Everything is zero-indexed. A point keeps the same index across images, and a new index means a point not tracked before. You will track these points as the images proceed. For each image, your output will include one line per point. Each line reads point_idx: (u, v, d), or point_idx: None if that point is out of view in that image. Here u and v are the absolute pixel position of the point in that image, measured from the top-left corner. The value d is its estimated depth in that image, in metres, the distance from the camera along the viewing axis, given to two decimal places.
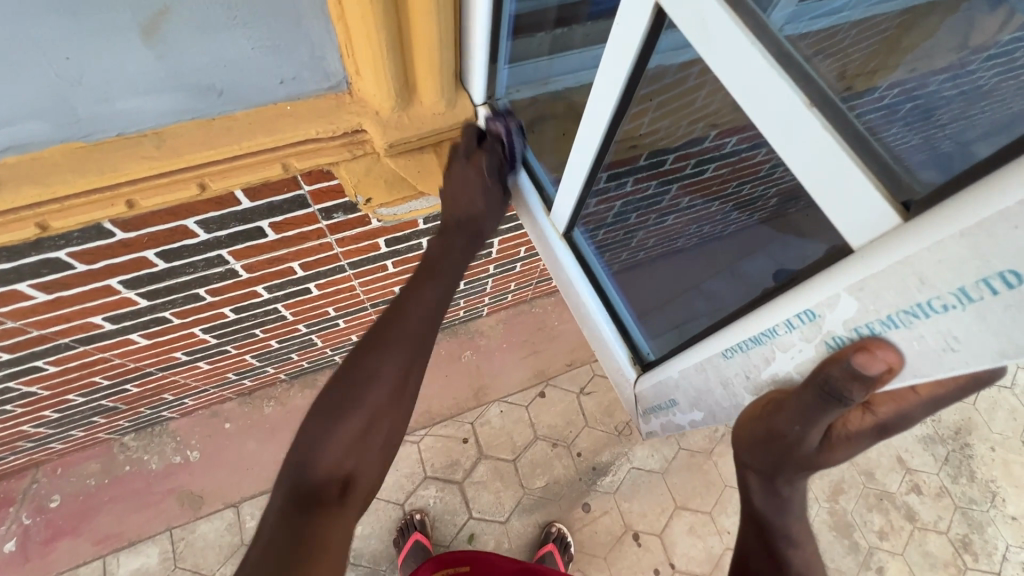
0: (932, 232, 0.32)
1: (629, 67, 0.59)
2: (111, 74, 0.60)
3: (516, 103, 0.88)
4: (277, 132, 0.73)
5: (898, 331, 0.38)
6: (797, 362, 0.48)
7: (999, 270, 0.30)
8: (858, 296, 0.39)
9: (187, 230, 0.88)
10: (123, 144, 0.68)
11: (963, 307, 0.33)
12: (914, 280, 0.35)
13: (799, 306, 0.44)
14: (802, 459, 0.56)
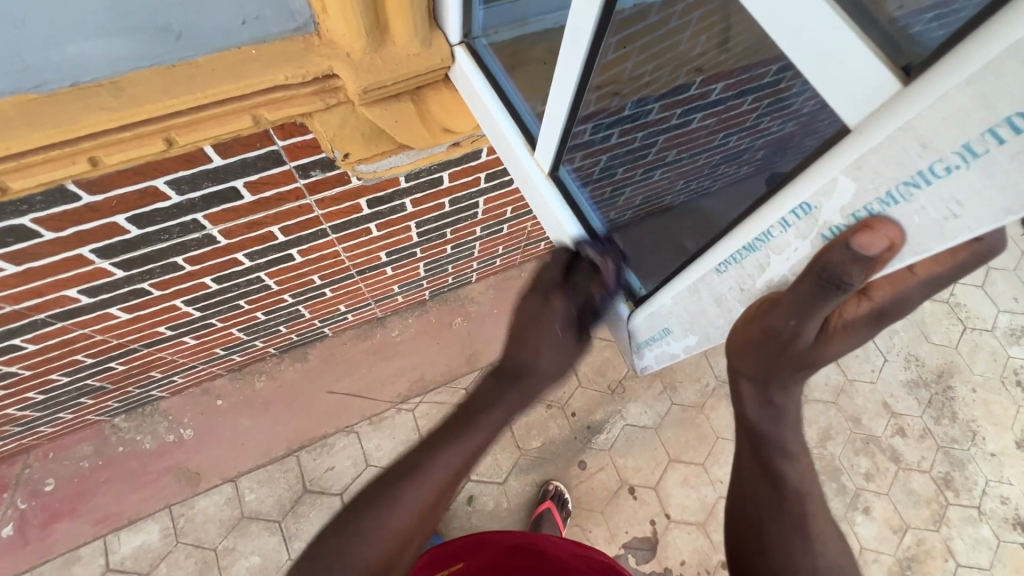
0: (934, 89, 0.31)
1: (598, 6, 0.55)
2: (58, 15, 0.56)
3: (495, 46, 0.83)
4: (243, 79, 0.69)
5: (897, 207, 0.37)
6: (794, 262, 0.48)
7: (1005, 116, 0.29)
8: (854, 176, 0.38)
9: (157, 191, 0.84)
10: (79, 96, 0.65)
11: (968, 166, 0.32)
12: (916, 144, 0.33)
13: (795, 201, 0.43)
14: (798, 357, 0.56)
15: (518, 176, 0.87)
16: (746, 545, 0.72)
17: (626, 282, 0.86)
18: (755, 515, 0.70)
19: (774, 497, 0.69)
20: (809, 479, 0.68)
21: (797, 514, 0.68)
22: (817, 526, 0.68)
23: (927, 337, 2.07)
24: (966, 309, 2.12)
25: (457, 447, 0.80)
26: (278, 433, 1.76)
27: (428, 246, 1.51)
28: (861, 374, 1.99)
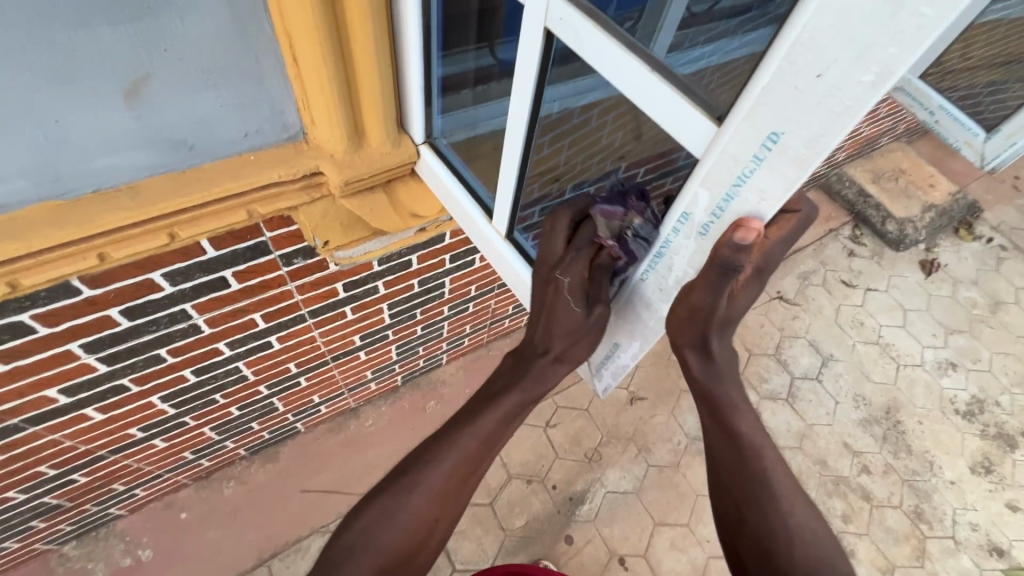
0: (730, 123, 0.47)
1: (528, 108, 0.72)
2: (96, 137, 0.70)
3: (454, 145, 0.99)
4: (243, 178, 0.83)
5: (735, 203, 0.52)
6: (689, 258, 0.61)
7: (767, 134, 0.44)
8: (706, 187, 0.53)
9: (153, 283, 0.93)
10: (100, 199, 0.76)
11: (761, 165, 0.47)
12: (731, 160, 0.49)
13: (678, 212, 0.59)
14: (722, 318, 0.67)
15: (481, 241, 1.02)
16: (727, 514, 0.78)
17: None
18: (725, 475, 0.77)
19: (737, 455, 0.76)
20: (760, 434, 0.77)
21: (760, 471, 0.75)
22: (778, 480, 0.76)
23: (869, 377, 2.24)
24: (896, 348, 2.33)
25: (480, 433, 0.76)
26: (248, 542, 1.66)
27: (400, 328, 1.60)
28: (818, 417, 2.11)
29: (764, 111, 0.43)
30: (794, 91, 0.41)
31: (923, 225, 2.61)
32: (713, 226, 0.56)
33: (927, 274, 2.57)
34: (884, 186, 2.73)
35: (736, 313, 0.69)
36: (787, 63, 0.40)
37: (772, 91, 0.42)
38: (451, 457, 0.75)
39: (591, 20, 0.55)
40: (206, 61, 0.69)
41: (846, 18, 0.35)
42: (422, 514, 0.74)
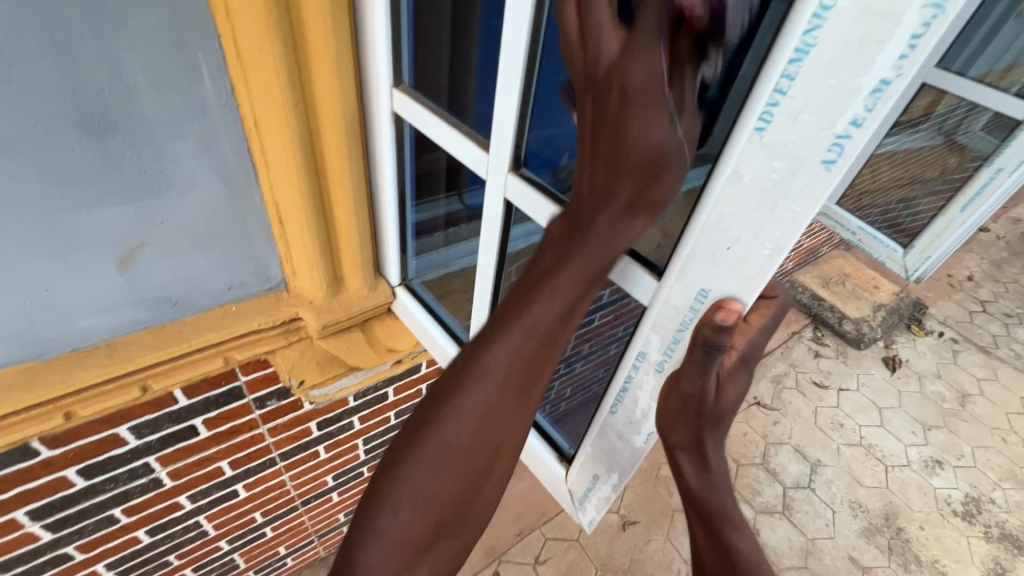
0: (668, 279, 0.53)
1: (495, 252, 0.78)
2: (82, 301, 0.73)
3: (427, 283, 1.04)
4: (222, 328, 0.86)
5: (682, 342, 0.57)
6: (652, 391, 0.64)
7: (697, 291, 0.51)
8: (656, 331, 0.59)
9: (117, 437, 0.90)
10: (76, 358, 0.77)
11: (697, 313, 0.53)
12: (671, 310, 0.55)
13: (634, 351, 0.64)
14: (713, 414, 0.61)
15: None
16: None
17: (555, 444, 0.96)
18: None
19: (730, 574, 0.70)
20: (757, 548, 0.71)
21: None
22: None
23: (860, 481, 2.20)
24: (880, 448, 2.32)
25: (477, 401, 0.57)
26: None
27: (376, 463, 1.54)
28: (818, 530, 2.02)
29: (692, 272, 0.51)
30: (711, 257, 0.48)
31: (877, 324, 2.76)
32: (668, 363, 0.60)
33: (892, 370, 2.66)
34: (833, 289, 2.92)
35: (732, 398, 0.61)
36: (702, 237, 0.47)
37: (695, 255, 0.49)
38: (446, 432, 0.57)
39: (545, 196, 0.64)
40: (197, 229, 0.76)
41: (739, 205, 0.43)
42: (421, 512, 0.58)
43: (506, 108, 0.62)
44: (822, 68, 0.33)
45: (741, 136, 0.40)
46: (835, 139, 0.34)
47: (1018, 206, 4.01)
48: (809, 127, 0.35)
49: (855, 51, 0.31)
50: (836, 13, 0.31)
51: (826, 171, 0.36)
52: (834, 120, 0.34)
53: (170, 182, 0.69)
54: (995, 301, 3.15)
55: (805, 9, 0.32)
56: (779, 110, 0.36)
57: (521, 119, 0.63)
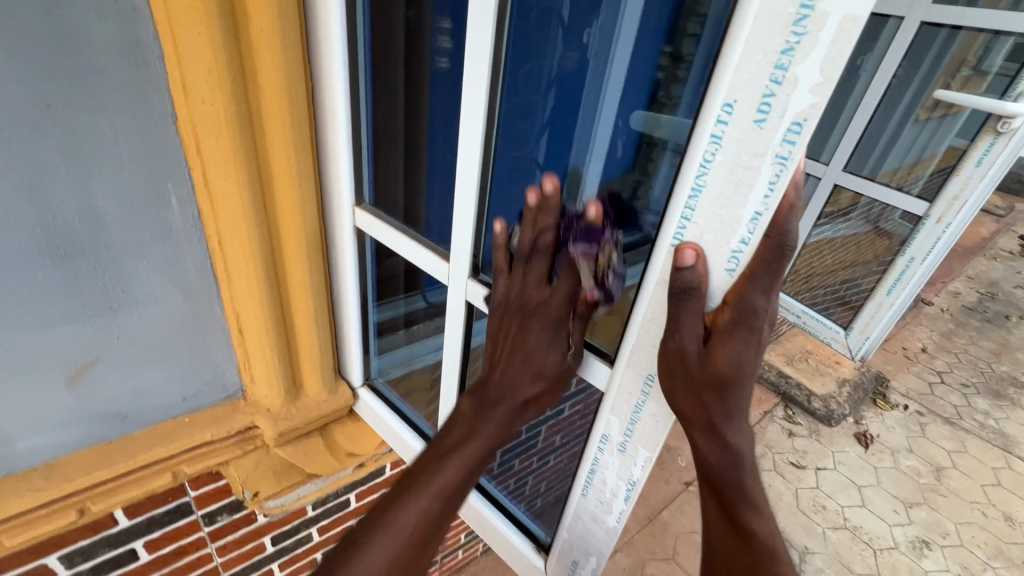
0: (620, 365, 0.60)
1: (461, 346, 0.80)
2: (25, 421, 0.71)
3: (390, 382, 1.05)
4: (173, 441, 0.84)
5: (640, 422, 0.60)
6: (617, 474, 0.66)
7: (645, 376, 0.57)
8: (615, 414, 0.63)
9: (45, 568, 0.83)
10: (10, 482, 0.73)
11: (649, 397, 0.58)
12: (626, 394, 0.60)
13: (597, 435, 0.66)
14: (712, 380, 0.48)
15: None
16: None
17: (530, 531, 0.94)
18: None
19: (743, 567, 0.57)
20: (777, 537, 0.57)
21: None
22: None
23: (851, 568, 2.11)
24: (866, 531, 2.26)
25: (456, 469, 0.59)
26: None
27: None
28: None
29: (639, 360, 0.57)
30: (653, 347, 0.55)
31: (845, 399, 2.81)
32: (629, 442, 0.63)
33: (866, 446, 2.67)
34: (798, 366, 2.95)
35: (749, 368, 0.47)
36: (643, 328, 0.55)
37: (639, 346, 0.56)
38: (424, 501, 0.57)
39: None
40: (154, 342, 0.77)
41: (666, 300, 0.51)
42: None
43: (463, 222, 0.69)
44: (712, 201, 0.43)
45: (662, 248, 0.49)
46: (732, 253, 0.43)
47: (955, 279, 4.32)
48: (712, 243, 0.44)
49: (734, 189, 0.41)
50: (715, 164, 0.42)
51: (729, 275, 0.44)
52: (729, 239, 0.43)
53: (130, 300, 0.72)
54: (951, 371, 3.27)
55: (693, 162, 0.43)
56: (686, 231, 0.46)
57: (478, 236, 0.69)
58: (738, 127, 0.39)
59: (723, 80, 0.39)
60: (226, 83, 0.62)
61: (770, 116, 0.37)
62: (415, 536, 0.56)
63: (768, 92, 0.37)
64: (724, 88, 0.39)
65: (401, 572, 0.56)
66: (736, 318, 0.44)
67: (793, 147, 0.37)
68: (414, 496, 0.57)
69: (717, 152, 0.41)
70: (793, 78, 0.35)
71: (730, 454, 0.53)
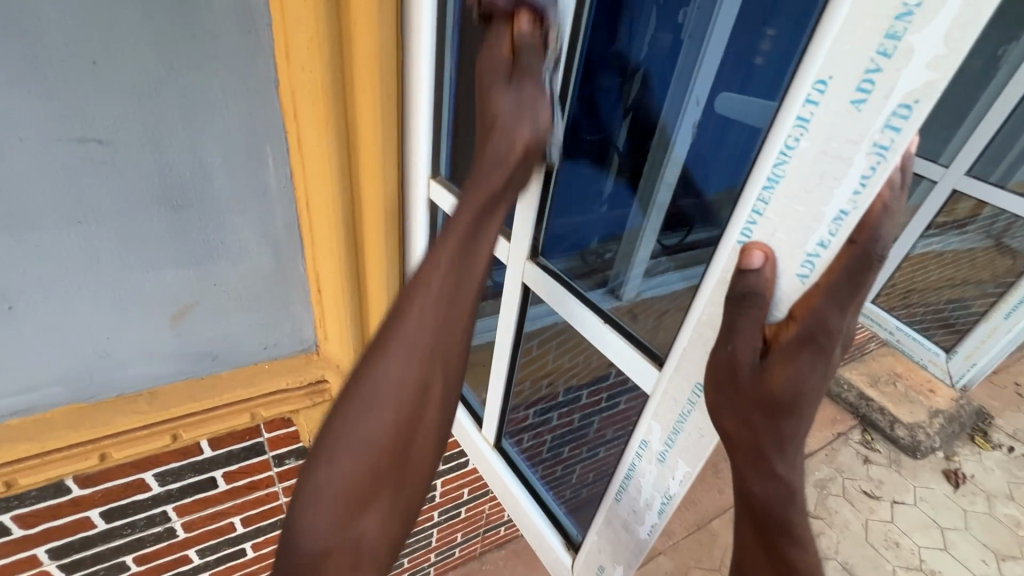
0: (668, 370, 0.52)
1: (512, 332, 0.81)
2: (135, 351, 0.80)
3: None
4: (254, 385, 0.92)
5: (682, 434, 0.53)
6: (654, 485, 0.59)
7: (693, 385, 0.49)
8: (658, 420, 0.55)
9: (142, 482, 0.94)
10: (120, 403, 0.83)
11: (695, 407, 0.50)
12: (671, 401, 0.53)
13: (636, 440, 0.59)
14: (764, 401, 0.42)
15: (470, 451, 1.04)
16: None
17: (563, 527, 0.91)
18: None
19: None
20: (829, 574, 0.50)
21: None
22: None
23: None
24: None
25: (397, 365, 0.64)
26: None
27: None
28: None
29: (689, 366, 0.49)
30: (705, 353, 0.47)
31: (935, 432, 2.54)
32: (669, 453, 0.55)
33: (955, 485, 2.41)
34: (882, 389, 2.71)
35: (811, 394, 0.41)
36: (697, 334, 0.47)
37: (689, 352, 0.48)
38: (373, 400, 0.64)
39: (563, 285, 0.71)
40: (244, 293, 0.84)
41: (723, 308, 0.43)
42: (354, 468, 0.64)
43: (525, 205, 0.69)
44: (792, 195, 0.35)
45: (725, 249, 0.40)
46: (807, 257, 0.35)
47: None
48: (782, 245, 0.36)
49: (819, 180, 0.33)
50: (798, 153, 0.34)
51: (801, 283, 0.36)
52: (804, 240, 0.35)
53: (225, 251, 0.78)
54: None
55: (772, 148, 0.35)
56: (756, 229, 0.38)
57: (542, 212, 0.69)
58: (830, 110, 0.31)
59: (822, 49, 0.31)
60: (324, 50, 0.65)
61: (872, 96, 0.29)
62: (385, 426, 0.65)
63: (872, 67, 0.29)
64: (821, 59, 0.31)
65: (384, 454, 0.65)
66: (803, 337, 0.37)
67: (898, 135, 0.29)
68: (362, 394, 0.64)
69: (803, 138, 0.33)
70: (907, 51, 0.27)
71: (783, 485, 0.47)
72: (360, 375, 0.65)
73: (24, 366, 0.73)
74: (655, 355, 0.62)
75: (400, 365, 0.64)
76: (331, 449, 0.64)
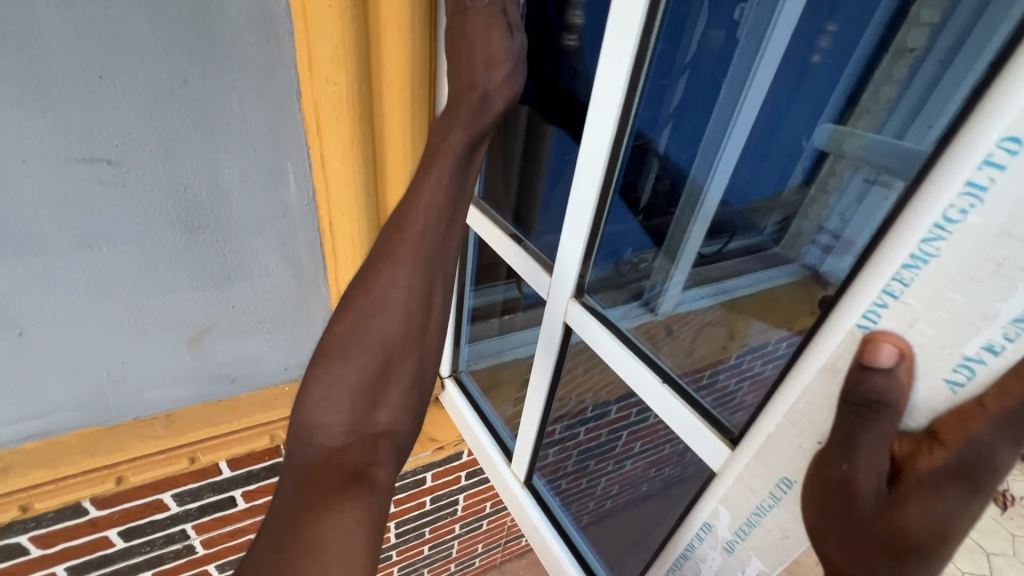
0: (745, 452, 0.46)
1: (551, 368, 0.74)
2: (152, 375, 0.76)
3: (476, 373, 1.04)
4: (272, 409, 0.87)
5: (758, 528, 0.47)
6: (717, 571, 0.53)
7: (778, 478, 0.43)
8: (726, 505, 0.49)
9: (160, 503, 0.91)
10: (136, 426, 0.80)
11: (777, 503, 0.44)
12: (745, 488, 0.47)
13: (697, 521, 0.53)
14: (893, 542, 0.33)
15: (497, 482, 0.98)
16: None
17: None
18: None
19: None
20: None
21: None
22: None
23: None
24: None
25: (411, 257, 0.55)
26: None
27: (406, 548, 1.47)
28: None
29: (775, 454, 0.43)
30: (799, 446, 0.41)
31: None
32: (739, 545, 0.49)
33: (1003, 507, 2.27)
34: None
35: (956, 543, 0.32)
36: (788, 421, 0.40)
37: (778, 439, 0.42)
38: (386, 316, 0.56)
39: (607, 328, 0.62)
40: (264, 314, 0.79)
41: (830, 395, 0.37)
42: (363, 377, 0.55)
43: (572, 239, 0.62)
44: (948, 279, 0.29)
45: (838, 331, 0.34)
46: (963, 360, 0.29)
47: None
48: (929, 338, 0.30)
49: (990, 272, 0.27)
50: (965, 227, 0.27)
51: (949, 394, 0.30)
52: (962, 341, 0.29)
53: (246, 273, 0.73)
54: None
55: (925, 216, 0.29)
56: (888, 312, 0.32)
57: (588, 255, 0.62)
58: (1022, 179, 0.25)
59: (1009, 106, 0.25)
60: (350, 62, 0.59)
61: None
62: (394, 338, 0.56)
63: None
64: (1011, 115, 0.25)
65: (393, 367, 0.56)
66: (952, 467, 0.30)
67: None
68: (371, 299, 0.55)
69: (973, 210, 0.27)
70: None
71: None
72: (360, 280, 0.56)
73: (37, 391, 0.70)
74: (724, 428, 0.50)
75: (420, 257, 0.55)
76: (329, 374, 0.55)
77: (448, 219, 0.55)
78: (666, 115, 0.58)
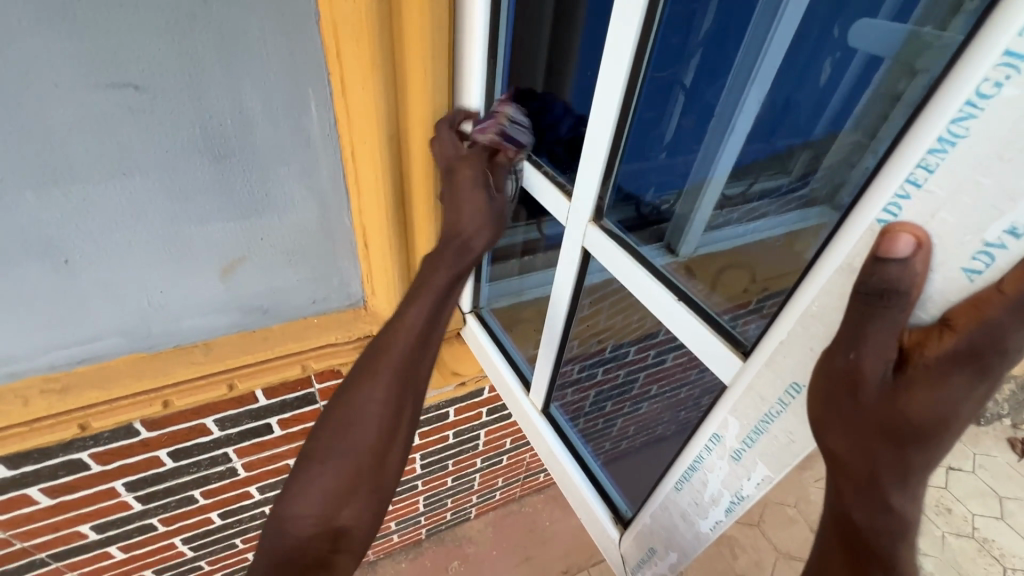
0: (755, 363, 0.48)
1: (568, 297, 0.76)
2: (189, 304, 0.80)
3: (496, 311, 1.06)
4: (304, 339, 0.92)
5: (765, 435, 0.49)
6: (724, 480, 0.56)
7: (788, 384, 0.45)
8: (735, 415, 0.51)
9: (203, 427, 0.98)
10: (177, 353, 0.84)
11: (785, 409, 0.46)
12: (754, 397, 0.49)
13: (707, 432, 0.55)
14: (896, 427, 0.35)
15: (515, 412, 1.02)
16: None
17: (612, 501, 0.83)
18: None
19: None
20: None
21: None
22: None
23: None
24: (999, 546, 1.95)
25: (388, 364, 0.72)
26: None
27: (431, 478, 1.55)
28: None
29: (786, 362, 0.44)
30: (809, 350, 0.42)
31: (1003, 399, 2.38)
32: (746, 453, 0.52)
33: (1021, 455, 2.28)
34: None
35: (959, 424, 0.34)
36: (801, 326, 0.41)
37: (788, 347, 0.43)
38: (364, 412, 0.71)
39: (625, 249, 0.63)
40: (290, 248, 0.81)
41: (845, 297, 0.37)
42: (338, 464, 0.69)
43: (591, 161, 0.61)
44: (977, 160, 0.28)
45: (857, 228, 0.35)
46: (984, 247, 0.29)
47: None
48: (950, 227, 0.30)
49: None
50: (999, 103, 0.27)
51: (966, 282, 0.31)
52: (985, 226, 0.29)
53: (272, 204, 0.75)
54: None
55: (956, 98, 0.28)
56: (909, 203, 0.32)
57: (607, 178, 0.62)
58: None
59: None
60: None
61: None
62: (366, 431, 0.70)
63: None
64: None
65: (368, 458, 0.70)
66: (961, 352, 0.32)
67: None
68: (352, 403, 0.71)
69: (1009, 84, 0.26)
70: None
71: (895, 525, 0.39)
72: (354, 379, 0.73)
73: (86, 317, 0.74)
74: (737, 342, 0.52)
75: (393, 369, 0.72)
76: (316, 456, 0.70)
77: (413, 353, 0.73)
78: (697, 41, 0.57)
